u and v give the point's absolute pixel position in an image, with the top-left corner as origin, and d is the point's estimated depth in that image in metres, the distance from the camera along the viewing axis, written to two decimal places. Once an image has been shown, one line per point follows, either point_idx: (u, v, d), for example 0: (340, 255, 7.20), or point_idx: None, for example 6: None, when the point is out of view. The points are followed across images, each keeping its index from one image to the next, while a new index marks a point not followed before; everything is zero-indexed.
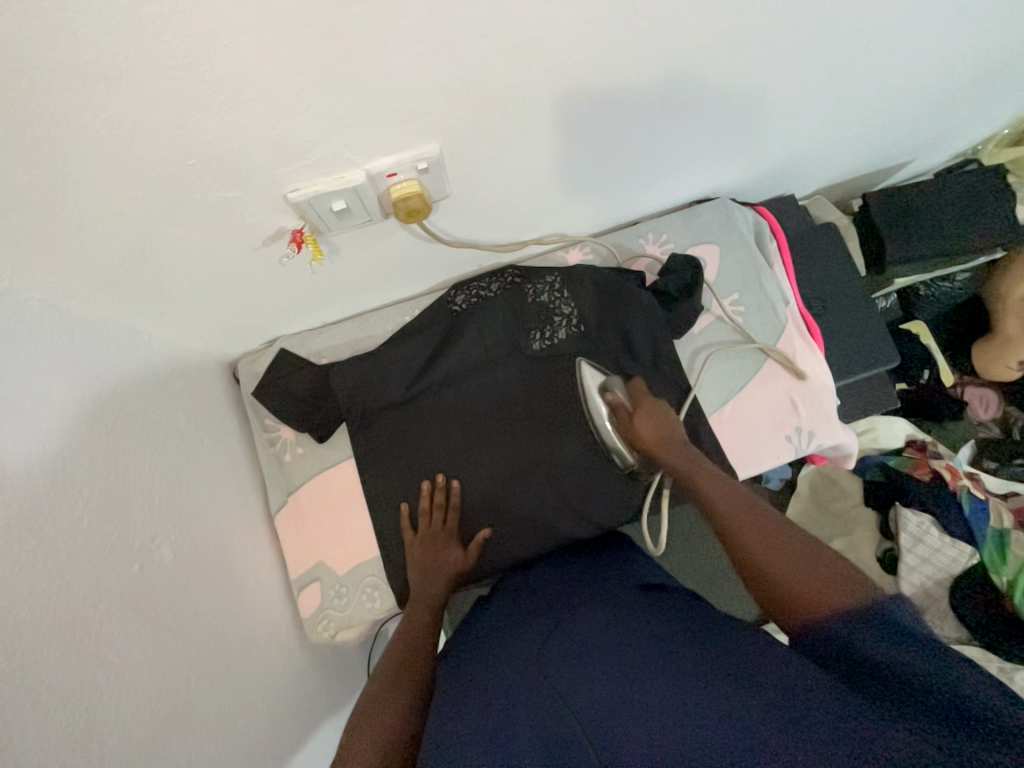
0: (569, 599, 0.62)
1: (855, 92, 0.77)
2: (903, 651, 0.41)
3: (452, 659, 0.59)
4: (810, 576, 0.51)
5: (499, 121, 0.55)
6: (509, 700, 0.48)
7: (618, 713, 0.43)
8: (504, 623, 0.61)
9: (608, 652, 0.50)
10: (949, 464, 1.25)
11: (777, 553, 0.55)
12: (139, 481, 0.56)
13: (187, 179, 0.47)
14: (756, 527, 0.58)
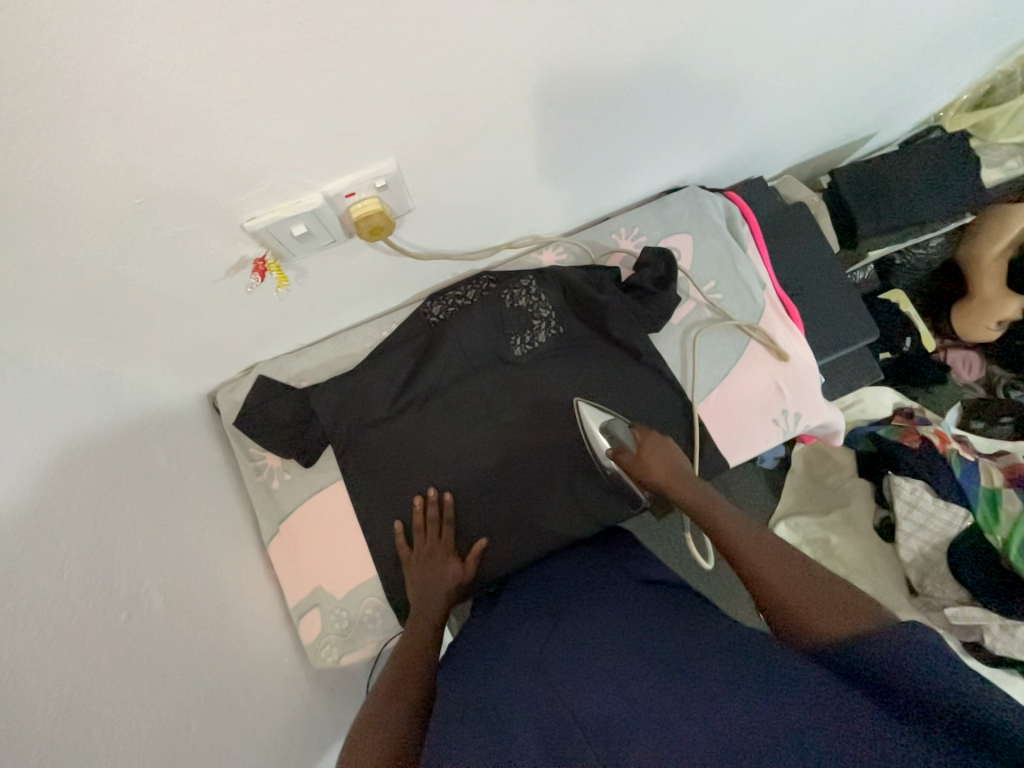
0: (569, 604, 0.61)
1: (813, 70, 0.77)
2: (909, 662, 0.40)
3: (452, 670, 0.58)
4: (827, 605, 0.50)
5: (457, 130, 0.55)
6: (512, 704, 0.48)
7: (622, 715, 0.43)
8: (505, 632, 0.61)
9: (610, 656, 0.49)
10: (939, 430, 1.26)
11: (796, 586, 0.54)
12: (121, 525, 0.55)
13: (135, 214, 0.45)
14: (775, 561, 0.57)
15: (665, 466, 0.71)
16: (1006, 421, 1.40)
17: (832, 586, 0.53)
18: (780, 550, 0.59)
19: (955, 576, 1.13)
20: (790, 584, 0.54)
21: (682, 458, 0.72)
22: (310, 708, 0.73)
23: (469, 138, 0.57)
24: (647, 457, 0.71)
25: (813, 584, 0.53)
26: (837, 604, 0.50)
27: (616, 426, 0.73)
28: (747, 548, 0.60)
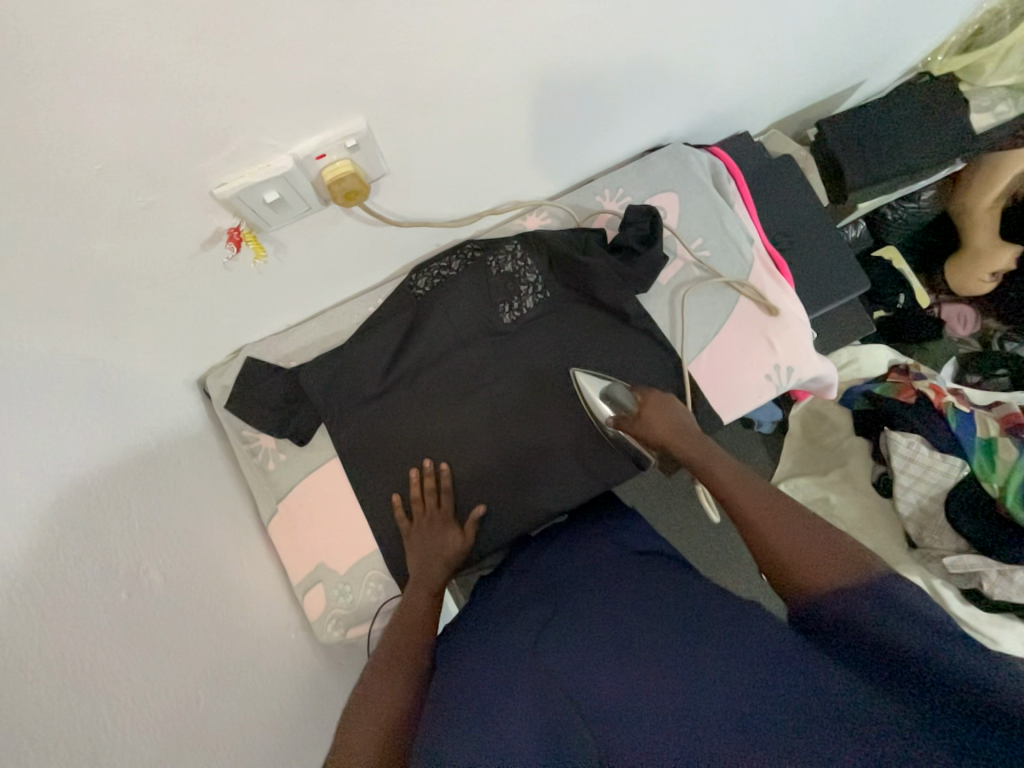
0: (569, 582, 0.62)
1: (797, 15, 0.75)
2: (901, 628, 0.41)
3: (450, 650, 0.58)
4: (818, 555, 0.52)
5: (425, 86, 0.52)
6: (512, 680, 0.48)
7: (625, 697, 0.43)
8: (500, 613, 0.61)
9: (605, 630, 0.50)
10: (933, 384, 1.26)
11: (790, 536, 0.56)
12: (114, 510, 0.55)
13: (102, 186, 0.44)
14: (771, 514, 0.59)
15: (667, 424, 0.73)
16: (1002, 372, 1.40)
17: (822, 538, 0.54)
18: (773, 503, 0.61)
19: (954, 528, 1.14)
20: (786, 532, 0.56)
21: (683, 416, 0.74)
22: (321, 681, 0.74)
23: (440, 94, 0.54)
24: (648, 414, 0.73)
25: (806, 537, 0.55)
26: (830, 555, 0.52)
27: (617, 393, 0.74)
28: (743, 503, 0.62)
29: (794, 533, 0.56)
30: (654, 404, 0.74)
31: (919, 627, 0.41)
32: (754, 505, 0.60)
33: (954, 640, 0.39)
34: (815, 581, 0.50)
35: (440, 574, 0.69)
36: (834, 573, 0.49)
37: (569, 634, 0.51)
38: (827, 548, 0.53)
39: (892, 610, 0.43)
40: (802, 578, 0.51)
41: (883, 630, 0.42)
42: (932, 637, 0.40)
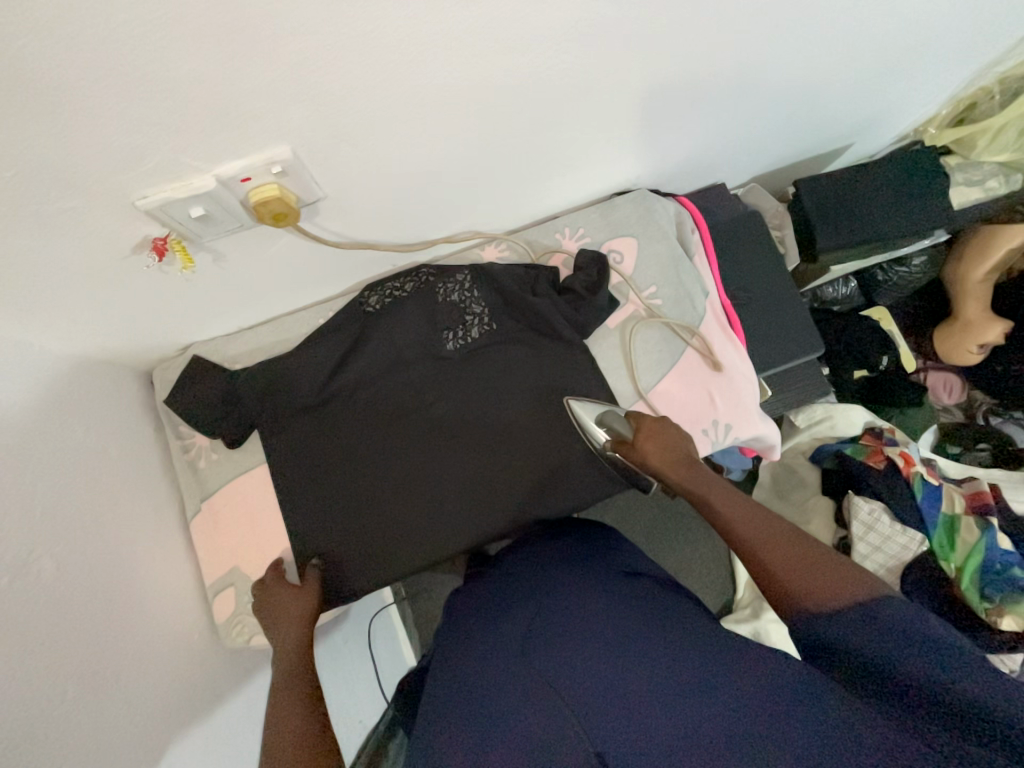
0: (541, 579, 0.64)
1: (765, 76, 0.75)
2: (898, 657, 0.42)
3: (447, 643, 0.63)
4: (817, 572, 0.52)
5: (361, 120, 0.53)
6: (487, 697, 0.51)
7: (612, 714, 0.46)
8: (485, 607, 0.64)
9: (585, 628, 0.54)
10: (903, 451, 1.21)
11: (786, 554, 0.56)
12: (19, 496, 0.56)
13: (23, 192, 0.46)
14: (769, 536, 0.59)
15: (662, 453, 0.72)
16: (983, 446, 1.36)
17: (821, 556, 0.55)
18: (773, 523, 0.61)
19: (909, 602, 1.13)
20: (785, 560, 0.56)
21: (682, 440, 0.73)
22: (220, 685, 0.74)
23: (380, 129, 0.56)
24: (644, 441, 0.72)
25: (803, 555, 0.55)
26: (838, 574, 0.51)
27: (611, 418, 0.74)
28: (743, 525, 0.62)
29: (789, 557, 0.56)
30: (649, 431, 0.74)
31: (924, 653, 0.42)
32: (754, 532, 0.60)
33: (950, 662, 0.41)
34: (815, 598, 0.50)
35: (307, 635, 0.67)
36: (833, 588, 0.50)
37: (548, 641, 0.53)
38: (827, 564, 0.53)
39: (894, 636, 0.43)
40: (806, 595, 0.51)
41: (882, 665, 0.43)
42: (937, 666, 0.41)
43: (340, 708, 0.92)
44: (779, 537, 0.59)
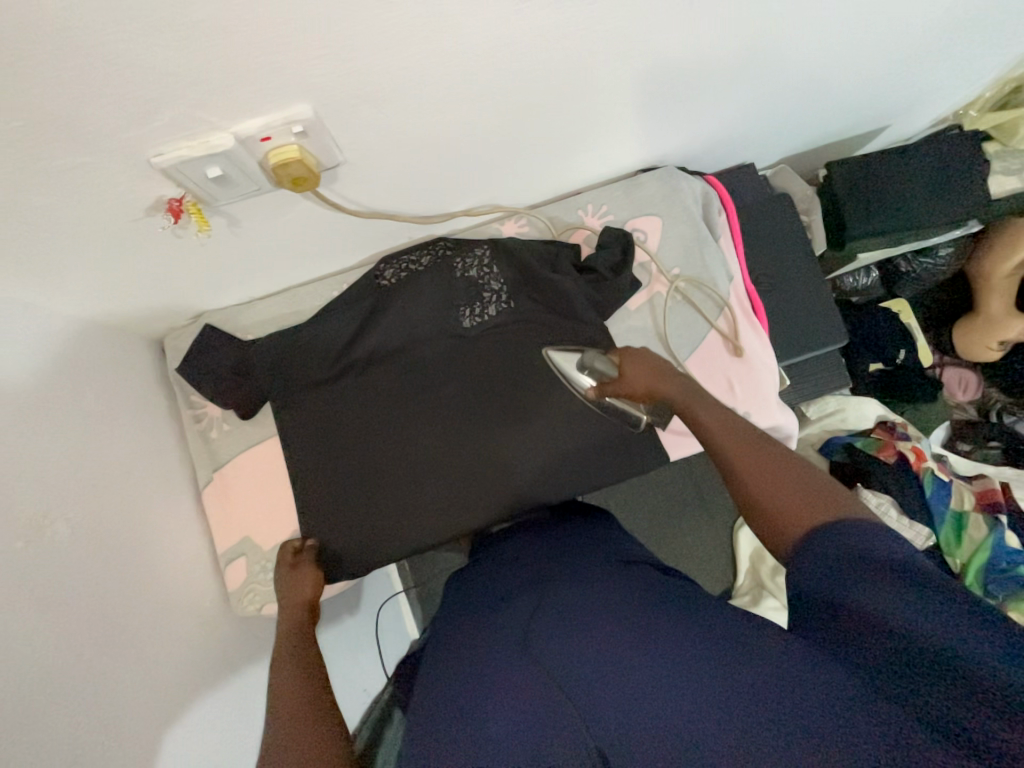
0: (542, 571, 0.63)
1: (808, 46, 0.71)
2: (890, 607, 0.38)
3: (436, 636, 0.62)
4: (799, 493, 0.50)
5: (386, 80, 0.51)
6: (486, 676, 0.49)
7: (608, 702, 0.43)
8: (483, 597, 0.63)
9: (588, 612, 0.52)
10: (915, 447, 1.21)
11: (769, 472, 0.54)
12: (29, 458, 0.55)
13: (33, 145, 0.43)
14: (754, 450, 0.56)
15: (648, 376, 0.68)
16: (994, 444, 1.34)
17: (804, 477, 0.52)
18: (756, 438, 0.57)
19: None
20: (768, 474, 0.54)
21: (667, 363, 0.68)
22: (231, 652, 0.75)
23: (405, 90, 0.53)
24: (628, 373, 0.69)
25: (784, 474, 0.53)
26: (814, 495, 0.50)
27: (592, 361, 0.71)
28: (727, 437, 0.59)
29: (774, 475, 0.53)
30: (631, 360, 0.69)
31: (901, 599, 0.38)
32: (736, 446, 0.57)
33: (936, 602, 0.37)
34: (783, 518, 0.50)
35: (301, 616, 0.65)
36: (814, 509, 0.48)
37: (549, 630, 0.52)
38: (809, 483, 0.51)
39: (885, 577, 0.39)
40: (776, 514, 0.50)
41: (869, 613, 0.39)
42: (915, 614, 0.37)
43: (346, 677, 0.94)
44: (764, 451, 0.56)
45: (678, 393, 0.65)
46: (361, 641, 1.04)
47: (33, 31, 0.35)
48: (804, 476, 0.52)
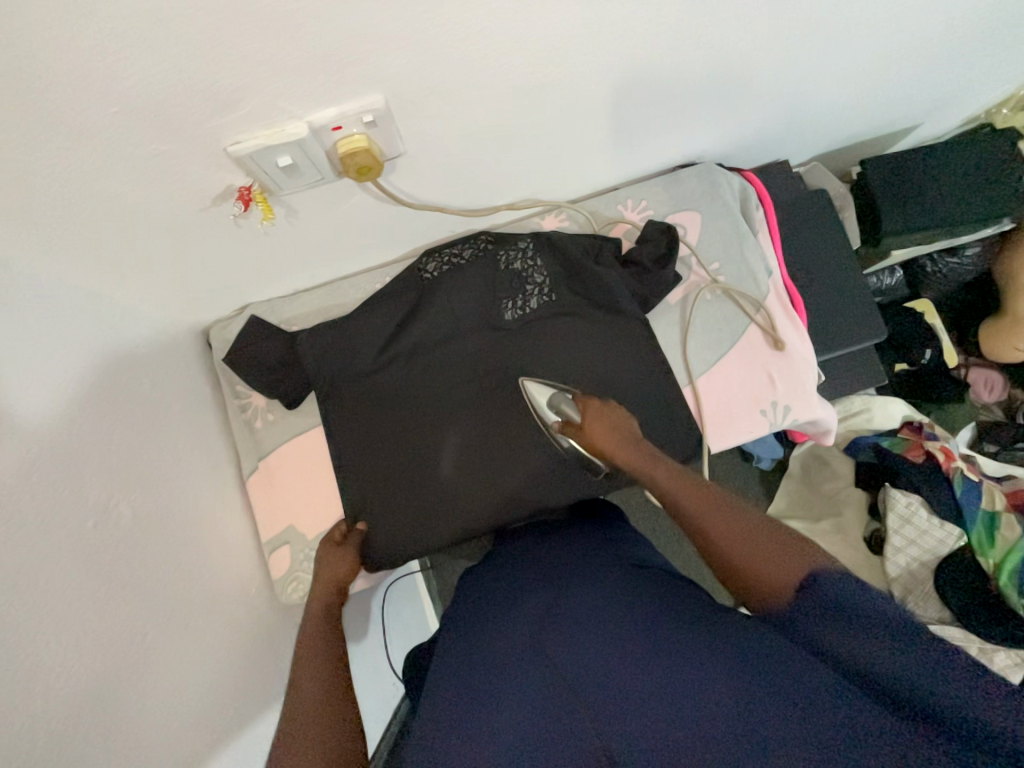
0: (560, 572, 0.62)
1: (853, 44, 0.71)
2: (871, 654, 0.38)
3: (449, 637, 0.60)
4: (767, 552, 0.50)
5: (452, 71, 0.52)
6: (528, 669, 0.49)
7: (621, 701, 0.43)
8: (501, 595, 0.62)
9: (605, 619, 0.51)
10: (945, 446, 1.16)
11: (745, 533, 0.53)
12: (95, 441, 0.56)
13: (119, 131, 0.45)
14: (713, 508, 0.57)
15: (612, 429, 0.68)
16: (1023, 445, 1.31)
17: (772, 529, 0.53)
18: (719, 500, 0.58)
19: (939, 596, 1.07)
20: (731, 531, 0.54)
21: (629, 419, 0.70)
22: (274, 639, 0.75)
23: (467, 83, 0.54)
24: (591, 422, 0.69)
25: (749, 530, 0.53)
26: (789, 548, 0.50)
27: (561, 402, 0.71)
28: (695, 501, 0.58)
29: (739, 532, 0.53)
30: (596, 412, 0.70)
31: (879, 648, 0.38)
32: (697, 502, 0.58)
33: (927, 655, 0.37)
34: (776, 583, 0.47)
35: (331, 599, 0.67)
36: (785, 571, 0.47)
37: (563, 633, 0.51)
38: (775, 541, 0.51)
39: (869, 631, 0.39)
40: (762, 582, 0.49)
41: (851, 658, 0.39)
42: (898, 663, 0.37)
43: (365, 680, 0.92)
44: (723, 509, 0.56)
45: (635, 453, 0.66)
46: (377, 639, 1.00)
47: (137, 19, 0.37)
48: (770, 526, 0.52)
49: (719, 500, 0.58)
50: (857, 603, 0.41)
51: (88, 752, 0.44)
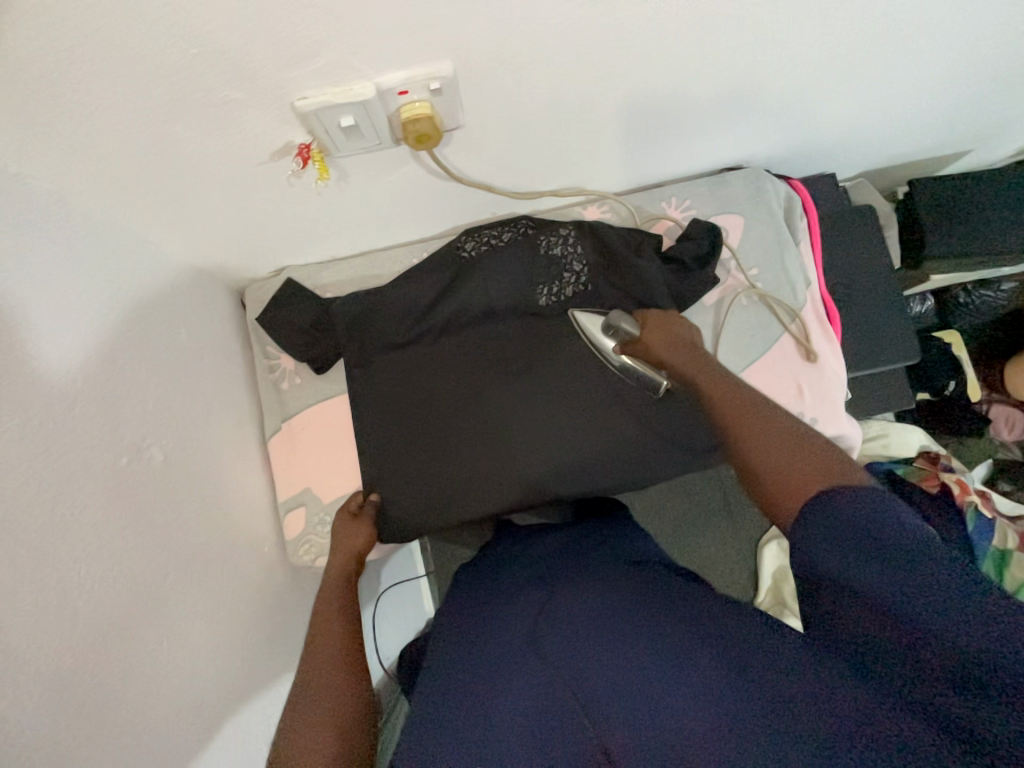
0: (561, 570, 0.62)
1: (921, 60, 0.70)
2: (866, 578, 0.36)
3: (455, 620, 0.61)
4: (800, 459, 0.47)
5: (520, 48, 0.52)
6: (526, 664, 0.49)
7: (614, 697, 0.43)
8: (499, 592, 0.62)
9: (606, 616, 0.51)
10: (960, 479, 1.14)
11: (781, 440, 0.50)
12: (134, 382, 0.57)
13: (193, 74, 0.45)
14: (752, 411, 0.55)
15: (669, 341, 0.70)
16: None
17: (813, 442, 0.49)
18: (765, 408, 0.55)
19: None
20: (767, 437, 0.51)
21: (690, 335, 0.70)
22: (282, 597, 0.76)
23: (534, 62, 0.54)
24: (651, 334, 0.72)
25: (787, 434, 0.51)
26: (818, 461, 0.46)
27: (618, 321, 0.72)
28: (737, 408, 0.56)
29: (776, 441, 0.50)
30: (657, 325, 0.72)
31: (895, 580, 0.35)
32: (741, 406, 0.56)
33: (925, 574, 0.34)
34: (795, 485, 0.46)
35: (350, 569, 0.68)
36: (806, 479, 0.45)
37: (562, 632, 0.51)
38: (810, 452, 0.48)
39: (866, 551, 0.37)
40: (777, 484, 0.47)
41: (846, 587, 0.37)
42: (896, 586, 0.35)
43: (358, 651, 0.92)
44: (768, 417, 0.53)
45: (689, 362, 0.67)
46: (371, 617, 0.99)
47: None
48: (814, 441, 0.49)
49: (769, 406, 0.55)
50: (874, 528, 0.37)
51: (105, 677, 0.45)
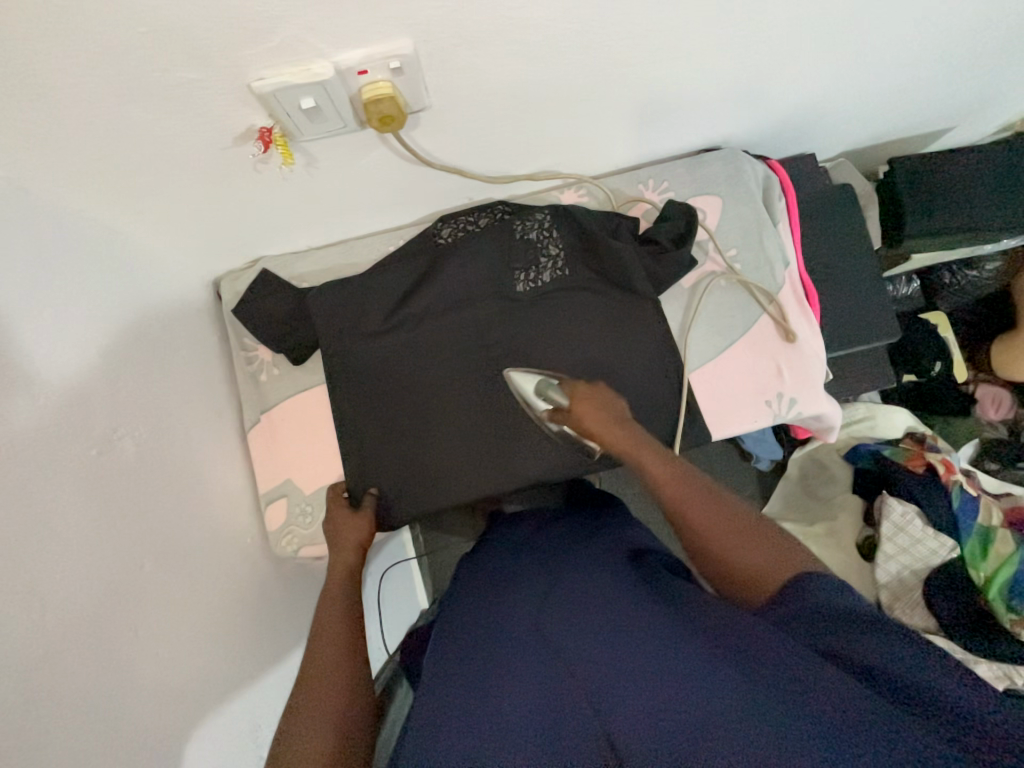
0: (562, 552, 0.62)
1: (897, 37, 0.69)
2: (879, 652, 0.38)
3: (451, 608, 0.62)
4: (757, 553, 0.50)
5: (479, 24, 0.50)
6: (524, 644, 0.49)
7: (615, 677, 0.42)
8: (499, 577, 0.62)
9: (606, 597, 0.50)
10: (944, 458, 1.09)
11: (735, 533, 0.52)
12: (101, 373, 0.56)
13: (144, 54, 0.44)
14: (710, 501, 0.55)
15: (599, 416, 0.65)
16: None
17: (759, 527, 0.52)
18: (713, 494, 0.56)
19: (926, 605, 0.98)
20: (718, 533, 0.53)
21: (620, 405, 0.66)
22: (267, 588, 0.76)
23: (497, 40, 0.53)
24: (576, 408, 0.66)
25: (738, 524, 0.53)
26: (775, 550, 0.50)
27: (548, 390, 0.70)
28: (679, 495, 0.57)
29: (728, 531, 0.52)
30: (585, 397, 0.66)
31: (856, 639, 0.39)
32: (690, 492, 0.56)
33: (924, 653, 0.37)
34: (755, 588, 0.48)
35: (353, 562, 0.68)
36: (766, 573, 0.48)
37: (565, 612, 0.51)
38: (765, 540, 0.51)
39: (860, 629, 0.39)
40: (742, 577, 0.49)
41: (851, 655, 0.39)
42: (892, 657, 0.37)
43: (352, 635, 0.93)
44: (718, 503, 0.55)
45: (624, 439, 0.62)
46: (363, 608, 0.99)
47: None
48: (765, 527, 0.52)
49: (726, 497, 0.56)
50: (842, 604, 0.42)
51: (78, 669, 0.45)
